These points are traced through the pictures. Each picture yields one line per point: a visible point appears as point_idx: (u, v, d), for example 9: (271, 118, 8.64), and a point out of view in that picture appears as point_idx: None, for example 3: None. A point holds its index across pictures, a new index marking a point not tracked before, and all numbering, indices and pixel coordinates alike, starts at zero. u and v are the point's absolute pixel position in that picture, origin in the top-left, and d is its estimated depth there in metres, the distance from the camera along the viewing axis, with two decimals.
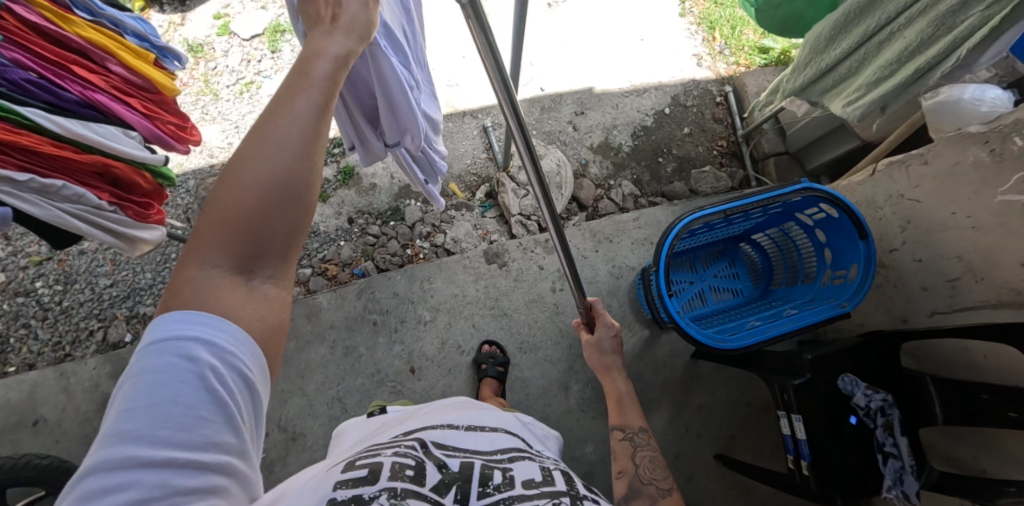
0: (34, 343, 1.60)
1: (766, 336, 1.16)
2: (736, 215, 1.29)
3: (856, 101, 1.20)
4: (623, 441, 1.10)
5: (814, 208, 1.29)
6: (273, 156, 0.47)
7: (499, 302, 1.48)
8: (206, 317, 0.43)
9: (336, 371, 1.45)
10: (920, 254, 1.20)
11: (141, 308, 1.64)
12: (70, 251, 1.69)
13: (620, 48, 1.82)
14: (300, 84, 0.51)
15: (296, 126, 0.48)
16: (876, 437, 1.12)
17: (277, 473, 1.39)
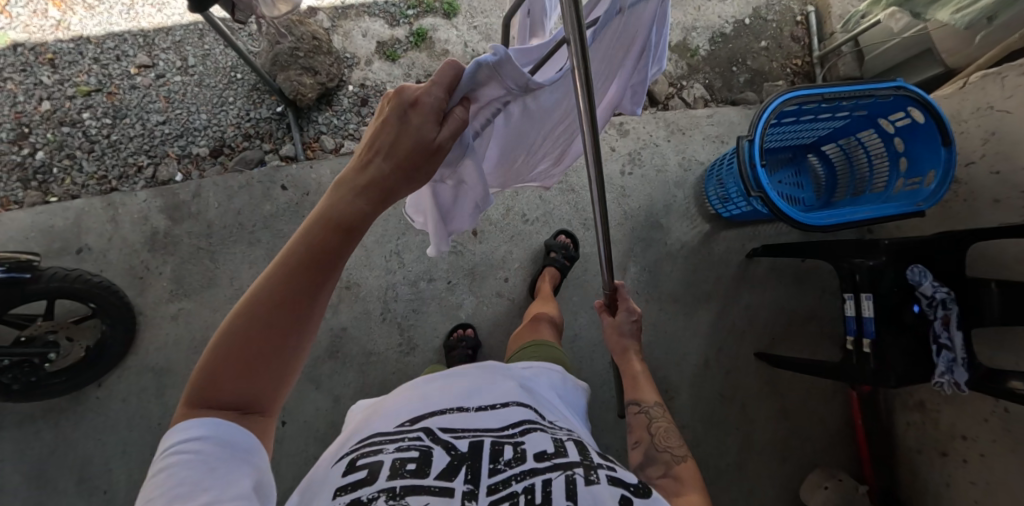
0: (78, 175, 1.55)
1: (847, 219, 1.18)
2: (827, 106, 1.27)
3: (966, 8, 1.16)
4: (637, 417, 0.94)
5: (900, 113, 1.28)
6: (274, 325, 0.55)
7: (568, 178, 1.50)
8: (202, 433, 0.52)
9: (397, 225, 1.47)
10: (1000, 166, 1.21)
11: (193, 149, 1.56)
12: (122, 84, 1.60)
13: None
14: (321, 249, 0.56)
15: (298, 286, 0.55)
16: (932, 328, 1.13)
17: (327, 321, 1.47)
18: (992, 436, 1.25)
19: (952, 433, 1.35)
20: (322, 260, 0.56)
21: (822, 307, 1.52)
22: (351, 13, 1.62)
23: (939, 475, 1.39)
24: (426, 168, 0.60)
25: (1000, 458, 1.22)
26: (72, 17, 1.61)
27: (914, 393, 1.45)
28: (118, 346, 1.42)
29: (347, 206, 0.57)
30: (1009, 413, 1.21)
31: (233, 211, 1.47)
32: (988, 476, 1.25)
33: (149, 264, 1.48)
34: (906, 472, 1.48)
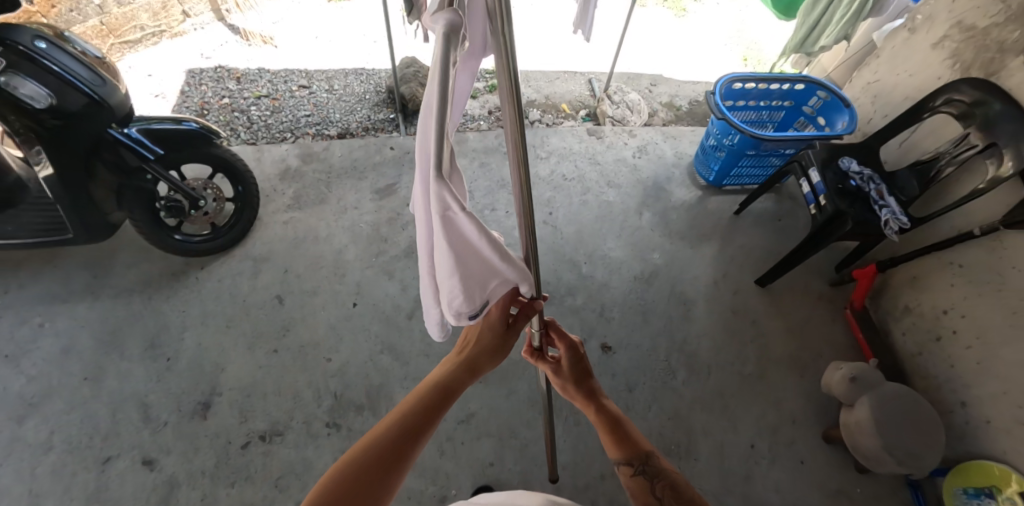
0: (236, 139, 1.98)
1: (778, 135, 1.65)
2: (763, 91, 1.85)
3: (836, 31, 1.79)
4: (635, 478, 0.88)
5: (814, 98, 1.85)
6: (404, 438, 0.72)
7: (595, 157, 2.08)
8: None
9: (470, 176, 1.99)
10: (887, 112, 1.79)
11: (325, 132, 2.08)
12: (284, 95, 2.16)
13: (683, 57, 2.58)
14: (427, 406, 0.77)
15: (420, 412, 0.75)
16: (867, 192, 1.51)
17: (408, 231, 1.84)
18: (962, 294, 1.48)
19: (936, 313, 1.56)
20: (436, 399, 0.78)
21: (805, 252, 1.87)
22: None
23: (944, 361, 1.52)
24: (506, 345, 0.86)
25: (977, 308, 1.44)
26: (260, 57, 2.27)
27: (899, 301, 1.68)
28: (241, 230, 1.69)
29: (456, 377, 0.81)
30: (963, 268, 1.48)
31: (350, 159, 1.99)
32: (978, 330, 1.43)
33: (276, 187, 1.88)
34: (920, 379, 1.58)
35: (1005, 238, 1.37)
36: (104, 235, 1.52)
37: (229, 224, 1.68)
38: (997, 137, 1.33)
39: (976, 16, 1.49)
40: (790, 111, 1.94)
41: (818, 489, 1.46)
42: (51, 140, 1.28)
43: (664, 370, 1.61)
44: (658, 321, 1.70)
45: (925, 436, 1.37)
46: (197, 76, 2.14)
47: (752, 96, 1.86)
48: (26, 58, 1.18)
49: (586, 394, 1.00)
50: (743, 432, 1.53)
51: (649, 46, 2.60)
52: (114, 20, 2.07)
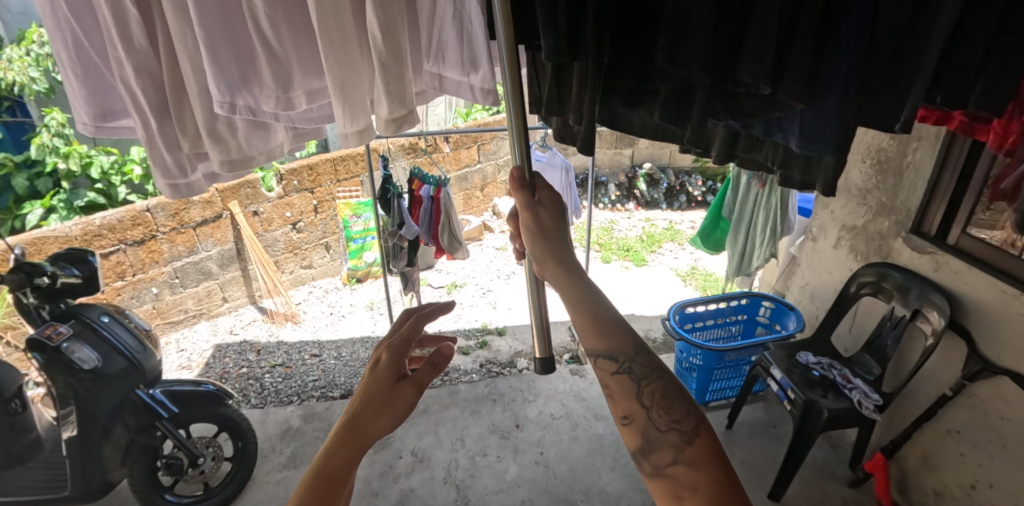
0: (244, 403, 2.13)
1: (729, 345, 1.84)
2: (714, 309, 2.04)
3: (762, 255, 1.98)
4: (617, 377, 0.68)
5: (762, 309, 2.03)
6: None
7: (582, 393, 2.21)
8: None
9: (462, 422, 2.08)
10: None
11: (328, 393, 2.22)
12: (296, 363, 2.43)
13: (650, 298, 2.98)
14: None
15: None
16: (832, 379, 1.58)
17: (400, 483, 1.81)
18: (977, 462, 1.31)
19: (965, 489, 1.35)
20: (320, 491, 0.60)
21: (814, 458, 1.79)
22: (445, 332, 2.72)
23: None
24: (399, 398, 0.67)
25: (999, 472, 1.26)
26: (281, 331, 2.67)
27: (929, 489, 1.46)
28: (229, 492, 1.67)
29: (340, 453, 0.63)
30: (961, 433, 1.35)
31: None
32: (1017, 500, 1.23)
33: (274, 446, 1.93)
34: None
35: (978, 392, 1.29)
36: (94, 498, 1.55)
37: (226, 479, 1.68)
38: (912, 302, 1.40)
39: (853, 218, 1.69)
40: (747, 323, 2.09)
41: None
42: (82, 398, 1.48)
43: None
44: None
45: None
46: (223, 349, 2.49)
47: (707, 314, 2.05)
48: (90, 328, 1.50)
49: (570, 267, 0.72)
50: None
51: (618, 294, 3.04)
52: (164, 305, 2.48)
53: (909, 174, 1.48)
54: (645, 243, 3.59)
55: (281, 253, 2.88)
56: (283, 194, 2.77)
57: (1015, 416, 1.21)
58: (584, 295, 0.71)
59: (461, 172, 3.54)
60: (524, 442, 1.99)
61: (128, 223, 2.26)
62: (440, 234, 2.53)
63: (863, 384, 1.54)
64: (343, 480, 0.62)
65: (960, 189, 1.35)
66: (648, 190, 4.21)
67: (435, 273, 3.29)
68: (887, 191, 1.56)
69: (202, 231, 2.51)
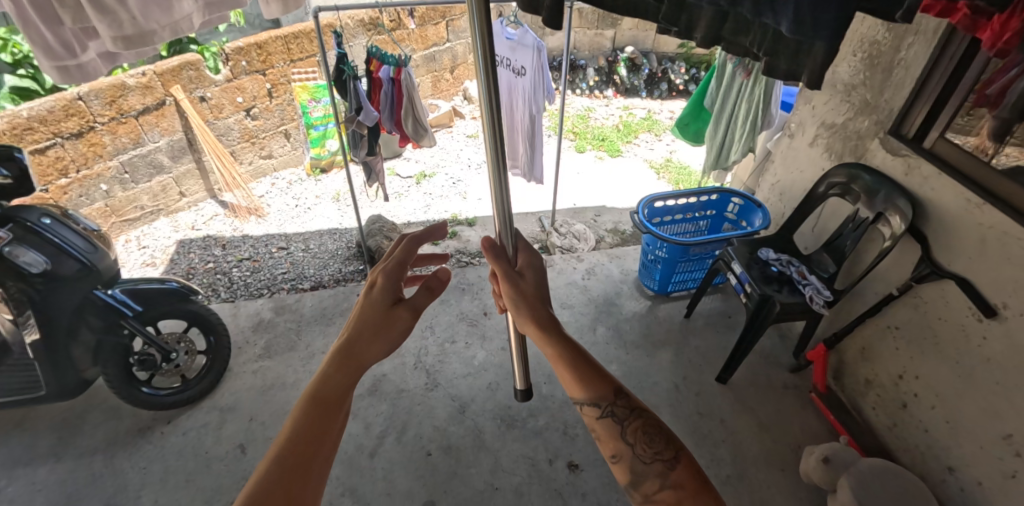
0: (215, 298, 2.18)
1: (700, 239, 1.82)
2: (683, 204, 2.01)
3: (740, 148, 1.86)
4: (602, 421, 0.75)
5: (731, 205, 2.01)
6: (292, 463, 0.60)
7: (548, 283, 2.24)
8: None
9: (432, 311, 2.15)
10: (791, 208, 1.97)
11: (298, 286, 2.29)
12: (264, 256, 2.45)
13: (624, 190, 2.93)
14: (319, 417, 0.64)
15: (314, 418, 0.64)
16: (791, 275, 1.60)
17: (372, 369, 1.90)
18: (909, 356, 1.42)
19: (894, 379, 1.48)
20: (320, 408, 0.65)
21: (761, 345, 1.93)
22: (414, 224, 2.71)
23: (919, 426, 1.41)
24: (394, 321, 0.72)
25: (926, 366, 1.37)
26: (247, 226, 2.61)
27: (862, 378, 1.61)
28: (208, 383, 1.77)
29: (339, 370, 0.67)
30: (899, 329, 1.44)
31: (320, 307, 2.16)
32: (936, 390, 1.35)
33: (249, 339, 2.01)
34: (904, 452, 1.46)
35: (924, 293, 1.35)
36: (76, 392, 1.64)
37: (207, 368, 1.77)
38: (878, 206, 1.38)
39: (833, 115, 1.60)
40: (714, 219, 2.09)
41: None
42: (40, 302, 1.48)
43: None
44: None
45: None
46: (187, 245, 2.45)
47: (676, 208, 2.03)
48: (32, 232, 1.43)
49: (551, 326, 0.75)
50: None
51: (590, 184, 2.96)
52: (118, 202, 2.39)
53: (900, 71, 1.38)
54: (621, 132, 3.42)
55: (237, 142, 2.71)
56: (232, 76, 2.52)
57: (953, 318, 1.28)
58: (565, 353, 0.76)
59: (429, 52, 3.22)
60: (490, 330, 2.08)
61: (60, 113, 2.07)
62: (404, 120, 2.35)
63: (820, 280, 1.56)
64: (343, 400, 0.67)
65: (949, 90, 1.27)
66: (629, 76, 3.89)
67: (403, 161, 3.16)
68: (873, 88, 1.46)
69: (146, 120, 2.32)
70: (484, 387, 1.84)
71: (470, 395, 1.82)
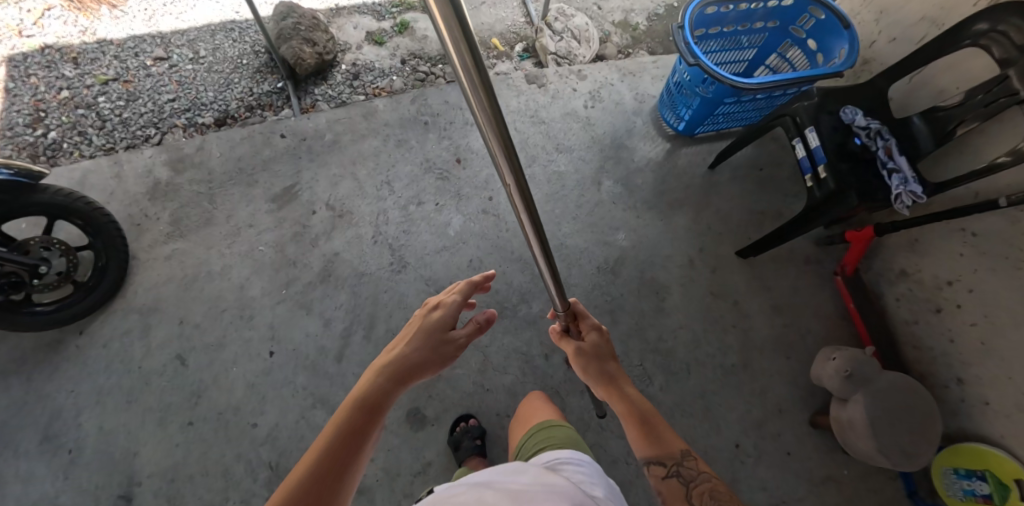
0: (88, 147, 1.68)
1: (775, 79, 1.33)
2: (742, 12, 1.47)
3: None
4: (667, 481, 0.79)
5: (805, 16, 1.49)
6: (326, 481, 0.67)
7: (538, 113, 1.66)
8: None
9: (389, 159, 1.60)
10: (894, 33, 1.40)
11: (199, 119, 1.73)
12: (137, 74, 1.80)
13: None
14: (353, 428, 0.74)
15: (343, 435, 0.72)
16: (878, 155, 1.25)
17: (320, 248, 1.50)
18: (972, 266, 1.30)
19: (937, 283, 1.39)
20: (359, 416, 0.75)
21: (790, 208, 1.64)
22: (343, 13, 1.90)
23: (943, 335, 1.39)
24: (448, 343, 0.91)
25: (987, 282, 1.27)
26: (98, 25, 1.84)
27: (895, 265, 1.50)
28: (111, 284, 1.42)
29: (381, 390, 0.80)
30: (977, 237, 1.28)
31: (234, 159, 1.60)
32: (986, 308, 1.28)
33: (147, 212, 1.55)
34: (914, 350, 1.46)
35: None
36: None
37: (98, 267, 1.40)
38: None
39: None
40: (774, 33, 1.58)
41: (805, 480, 1.40)
42: None
43: (639, 376, 1.44)
44: (627, 321, 1.47)
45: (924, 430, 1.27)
46: (19, 63, 1.74)
47: (732, 19, 1.49)
48: None
49: (617, 390, 0.90)
50: (727, 433, 1.43)
51: None
52: None
53: None
54: None
55: None
56: None
57: None
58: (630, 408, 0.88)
59: None
60: (467, 186, 1.58)
61: None
62: None
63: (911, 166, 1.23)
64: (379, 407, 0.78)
65: None
66: None
67: None
68: None
69: None
70: (465, 266, 1.49)
71: (448, 278, 1.49)
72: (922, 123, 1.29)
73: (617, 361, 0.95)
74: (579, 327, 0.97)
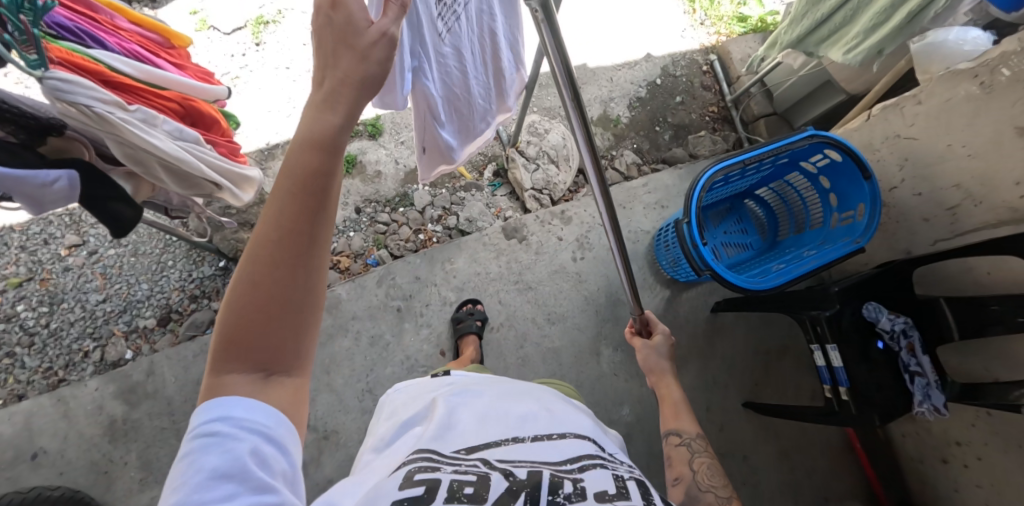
0: (22, 372, 1.48)
1: (796, 274, 1.19)
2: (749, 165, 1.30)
3: (856, 47, 1.28)
4: (678, 449, 0.98)
5: (818, 155, 1.31)
6: (278, 275, 0.44)
7: (523, 276, 1.47)
8: (241, 417, 0.45)
9: (364, 361, 1.39)
10: (920, 188, 1.26)
11: (140, 322, 1.52)
12: (54, 268, 1.57)
13: (610, 23, 1.86)
14: (297, 206, 0.44)
15: (284, 225, 0.44)
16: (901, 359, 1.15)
17: None
18: (982, 438, 1.28)
19: (945, 439, 1.37)
20: (283, 246, 0.44)
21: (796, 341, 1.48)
22: (278, 153, 1.63)
23: (948, 484, 1.39)
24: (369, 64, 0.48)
25: (999, 460, 1.25)
26: None
27: None
28: None
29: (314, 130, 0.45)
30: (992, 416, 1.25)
31: (191, 381, 1.44)
32: (993, 478, 1.27)
33: (112, 455, 1.40)
34: (917, 483, 1.48)
35: None
36: None
37: None
38: None
39: None
40: (781, 165, 1.41)
41: None
42: None
43: None
44: None
45: None
46: None
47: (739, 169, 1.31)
48: None
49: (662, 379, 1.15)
50: None
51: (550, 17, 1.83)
52: None
53: None
54: None
55: None
56: None
57: None
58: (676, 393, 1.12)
59: None
60: None
61: None
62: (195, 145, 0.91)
63: (936, 369, 1.13)
64: (312, 216, 0.45)
65: None
66: None
67: None
68: None
69: None
70: None
71: None
72: (949, 310, 1.18)
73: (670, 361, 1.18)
74: (648, 330, 1.24)
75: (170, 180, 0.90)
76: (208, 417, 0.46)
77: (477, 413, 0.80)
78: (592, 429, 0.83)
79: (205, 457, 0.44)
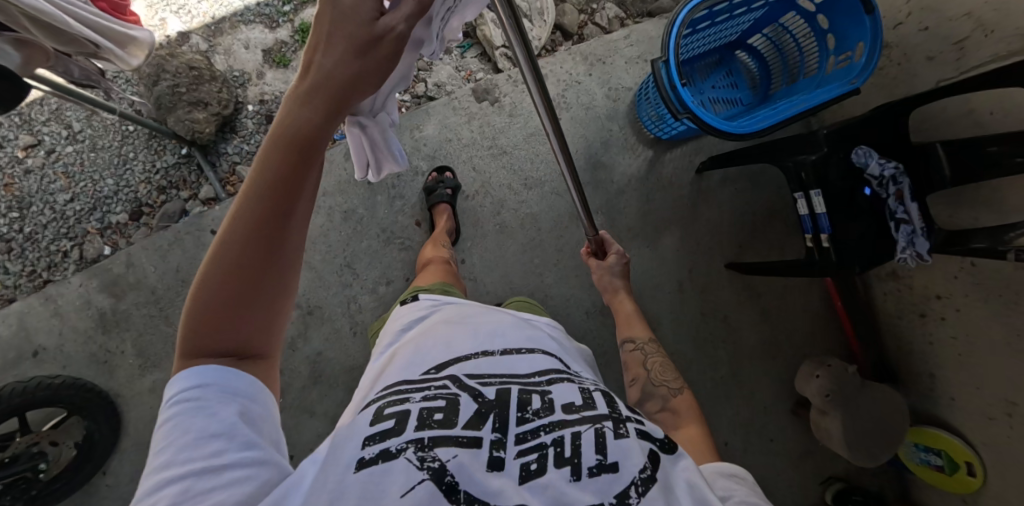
0: (6, 277, 1.46)
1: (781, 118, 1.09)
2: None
3: None
4: (631, 354, 0.97)
5: None
6: (256, 277, 0.45)
7: (497, 141, 1.37)
8: (207, 380, 0.47)
9: (339, 238, 1.33)
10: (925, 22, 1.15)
11: (112, 218, 1.48)
12: (14, 173, 1.50)
13: None
14: (277, 191, 0.43)
15: (260, 221, 0.43)
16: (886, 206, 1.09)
17: None
18: (965, 290, 1.25)
19: (926, 294, 1.36)
20: (268, 194, 0.43)
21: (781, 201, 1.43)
22: (225, 26, 1.49)
23: (923, 336, 1.40)
24: (373, 57, 0.44)
25: (976, 311, 1.24)
26: None
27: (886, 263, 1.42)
28: (108, 434, 1.38)
29: (298, 129, 0.42)
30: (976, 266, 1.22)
31: (171, 270, 1.40)
32: (969, 329, 1.26)
33: (108, 347, 1.42)
34: (892, 339, 1.50)
35: None
36: None
37: (91, 438, 1.36)
38: None
39: None
40: (775, 4, 1.27)
41: (791, 465, 1.50)
42: None
43: None
44: None
45: (886, 436, 1.30)
46: None
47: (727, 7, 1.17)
48: None
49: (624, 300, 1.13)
50: (717, 435, 1.45)
51: None
52: None
53: None
54: None
55: None
56: None
57: None
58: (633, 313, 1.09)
59: None
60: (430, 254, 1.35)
61: None
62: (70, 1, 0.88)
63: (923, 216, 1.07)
64: (287, 215, 0.44)
65: None
66: None
67: None
68: None
69: None
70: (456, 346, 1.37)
71: None
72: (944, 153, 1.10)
73: (625, 281, 1.15)
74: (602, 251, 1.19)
75: (40, 33, 0.86)
76: (189, 383, 0.47)
77: (451, 328, 0.72)
78: (561, 350, 0.77)
79: (189, 421, 0.46)
